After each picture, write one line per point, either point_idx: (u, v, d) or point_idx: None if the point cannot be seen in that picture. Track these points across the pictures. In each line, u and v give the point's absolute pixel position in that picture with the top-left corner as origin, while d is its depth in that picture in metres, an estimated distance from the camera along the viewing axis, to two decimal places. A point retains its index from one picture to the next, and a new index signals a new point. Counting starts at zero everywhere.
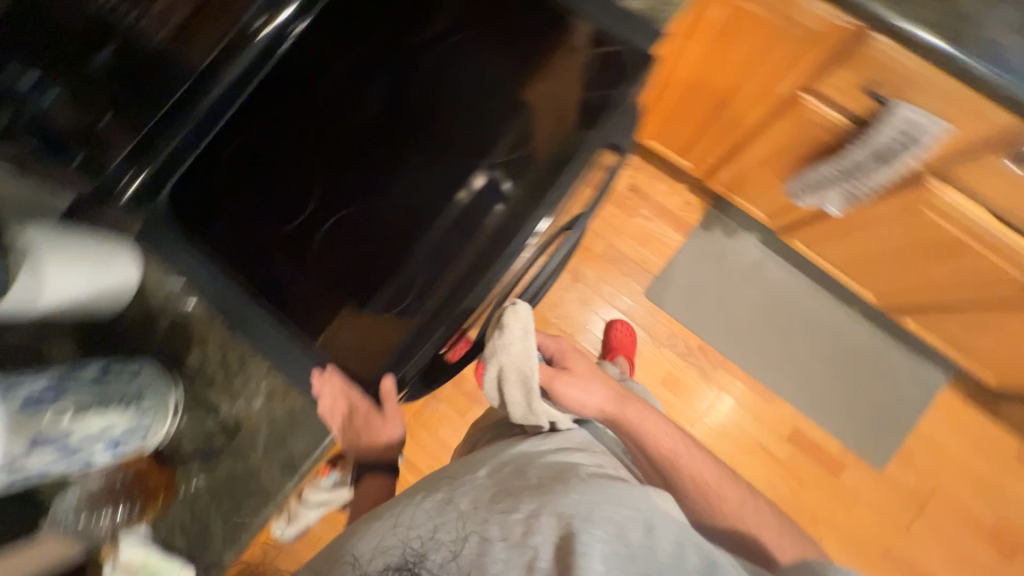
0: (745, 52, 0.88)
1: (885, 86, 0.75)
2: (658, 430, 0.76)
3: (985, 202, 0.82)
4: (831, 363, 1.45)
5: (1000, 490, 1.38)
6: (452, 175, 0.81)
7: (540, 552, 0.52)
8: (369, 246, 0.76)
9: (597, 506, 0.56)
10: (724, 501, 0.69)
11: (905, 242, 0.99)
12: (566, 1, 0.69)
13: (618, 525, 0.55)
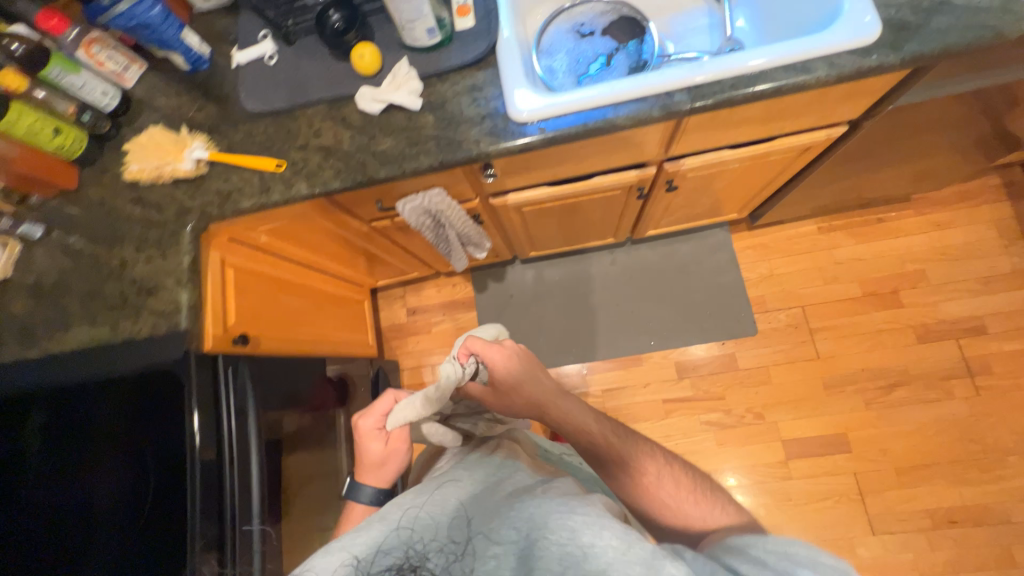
0: (309, 230, 1.00)
1: (385, 197, 0.87)
2: (589, 425, 0.74)
3: (537, 184, 0.93)
4: (650, 292, 1.54)
5: (841, 263, 1.46)
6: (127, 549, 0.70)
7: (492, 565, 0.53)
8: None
9: (575, 515, 0.54)
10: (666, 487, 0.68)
11: (558, 218, 1.10)
12: (132, 286, 0.81)
13: (588, 530, 0.52)
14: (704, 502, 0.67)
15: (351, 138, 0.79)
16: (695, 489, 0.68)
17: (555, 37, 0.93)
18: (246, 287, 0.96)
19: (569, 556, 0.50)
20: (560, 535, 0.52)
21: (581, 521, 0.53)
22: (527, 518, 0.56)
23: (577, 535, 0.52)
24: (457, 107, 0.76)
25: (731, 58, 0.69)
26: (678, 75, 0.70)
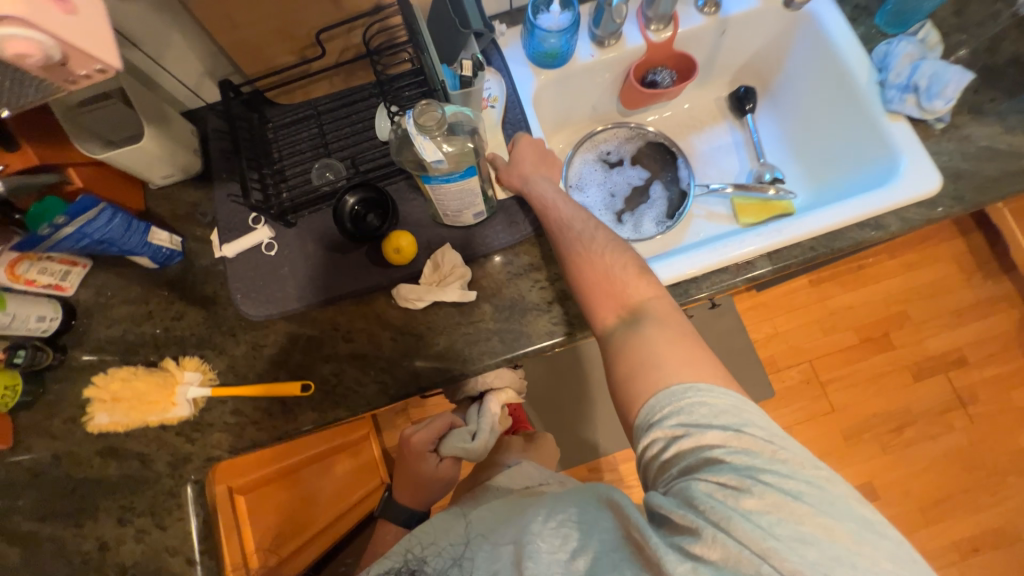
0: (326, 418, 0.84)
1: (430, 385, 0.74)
2: (593, 235, 0.62)
3: None
4: None
5: (837, 312, 1.52)
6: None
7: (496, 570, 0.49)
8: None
9: (541, 524, 0.50)
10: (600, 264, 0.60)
11: None
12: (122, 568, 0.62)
13: (572, 535, 0.48)
14: (641, 284, 0.58)
15: (392, 340, 0.66)
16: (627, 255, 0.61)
17: (583, 169, 0.86)
18: (257, 509, 0.78)
19: (515, 552, 0.49)
20: (522, 533, 0.50)
21: (541, 518, 0.50)
22: (511, 525, 0.53)
23: (530, 521, 0.51)
24: (518, 293, 0.66)
25: (800, 219, 0.67)
26: (749, 241, 0.67)
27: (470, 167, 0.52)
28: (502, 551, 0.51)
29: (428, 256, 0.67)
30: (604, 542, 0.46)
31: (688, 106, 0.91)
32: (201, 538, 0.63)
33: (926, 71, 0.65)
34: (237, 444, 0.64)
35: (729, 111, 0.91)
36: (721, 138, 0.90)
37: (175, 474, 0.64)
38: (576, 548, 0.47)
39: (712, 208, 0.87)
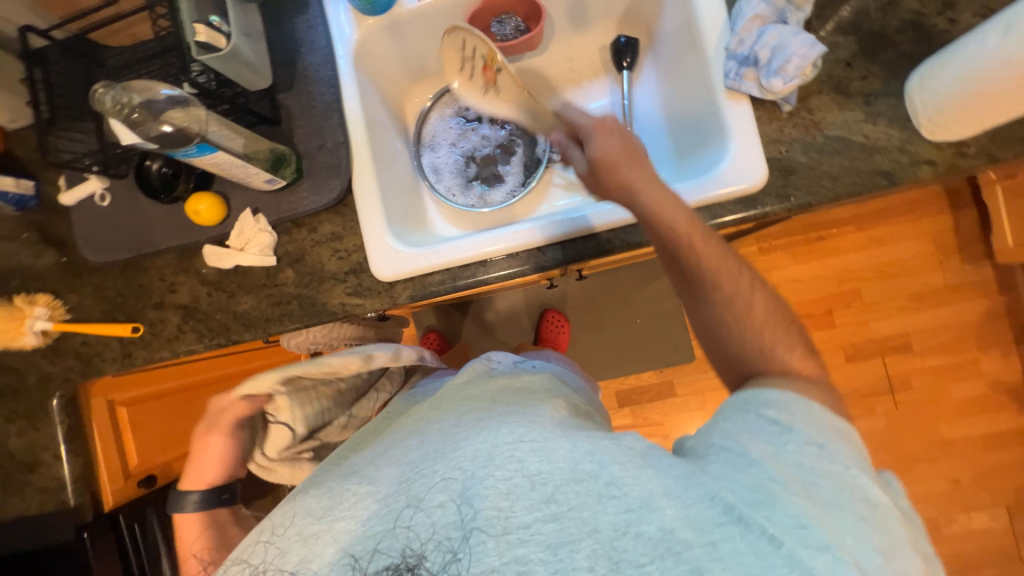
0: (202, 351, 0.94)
1: None
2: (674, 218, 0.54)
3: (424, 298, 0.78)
4: (591, 323, 1.50)
5: (783, 284, 1.43)
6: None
7: (438, 505, 0.43)
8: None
9: (499, 448, 0.46)
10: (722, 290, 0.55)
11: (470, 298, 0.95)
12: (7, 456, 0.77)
13: (530, 459, 0.44)
14: (744, 284, 0.55)
15: (207, 295, 0.72)
16: (773, 321, 0.55)
17: (438, 125, 0.82)
18: (147, 417, 0.92)
19: (464, 478, 0.44)
20: (475, 465, 0.45)
21: (490, 447, 0.46)
22: (452, 448, 0.48)
23: (484, 454, 0.45)
24: (318, 261, 0.69)
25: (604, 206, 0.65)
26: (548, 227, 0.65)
27: (203, 144, 0.53)
28: (451, 481, 0.44)
29: (236, 219, 0.69)
30: (570, 472, 0.43)
31: (566, 56, 0.82)
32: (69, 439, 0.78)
33: (769, 40, 0.56)
34: (86, 370, 0.75)
35: (610, 65, 0.81)
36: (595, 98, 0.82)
37: (41, 389, 0.76)
38: (539, 473, 0.43)
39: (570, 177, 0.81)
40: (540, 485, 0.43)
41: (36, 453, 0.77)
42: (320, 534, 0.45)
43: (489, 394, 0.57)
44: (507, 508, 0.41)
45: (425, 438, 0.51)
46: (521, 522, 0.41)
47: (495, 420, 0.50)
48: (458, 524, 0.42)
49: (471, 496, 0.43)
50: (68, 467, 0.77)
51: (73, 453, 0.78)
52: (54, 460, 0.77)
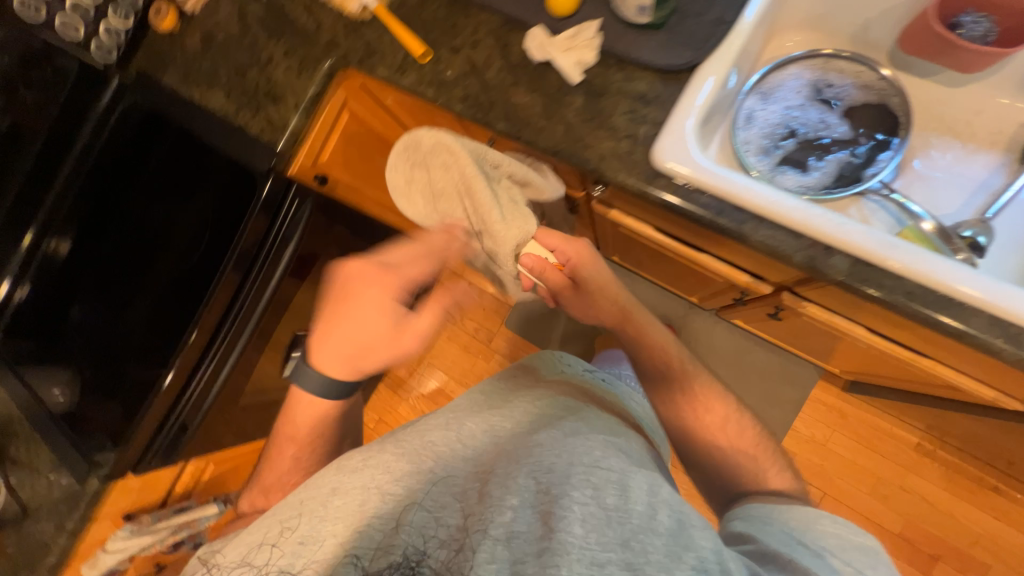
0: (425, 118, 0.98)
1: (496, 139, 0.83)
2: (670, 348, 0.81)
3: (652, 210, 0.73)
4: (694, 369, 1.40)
5: (905, 492, 1.23)
6: (170, 291, 0.90)
7: (516, 512, 0.50)
8: (133, 363, 0.90)
9: (575, 469, 0.54)
10: (700, 418, 0.74)
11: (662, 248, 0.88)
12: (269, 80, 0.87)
13: (606, 494, 0.51)
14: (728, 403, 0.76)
15: (498, 69, 0.73)
16: (763, 444, 0.71)
17: (790, 83, 0.74)
18: (353, 135, 1.00)
19: (539, 493, 0.52)
20: (551, 482, 0.53)
21: (569, 465, 0.55)
22: (527, 457, 0.57)
23: (557, 471, 0.54)
24: (610, 109, 0.66)
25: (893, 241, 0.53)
26: (837, 227, 0.55)
27: None
28: (521, 490, 0.52)
29: (576, 23, 0.68)
30: (647, 524, 0.49)
31: (974, 109, 0.71)
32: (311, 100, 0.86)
33: None
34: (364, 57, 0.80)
35: (1019, 150, 0.70)
36: (969, 169, 0.71)
37: (325, 49, 0.84)
38: (615, 509, 0.50)
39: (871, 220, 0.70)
40: (616, 523, 0.48)
41: (287, 93, 0.86)
42: (390, 499, 0.55)
43: (570, 415, 0.66)
44: (581, 537, 0.47)
45: (490, 443, 0.63)
46: (585, 551, 0.46)
47: (565, 437, 0.60)
48: (525, 529, 0.49)
49: (546, 508, 0.50)
50: (296, 119, 0.86)
51: (306, 113, 0.86)
52: (293, 107, 0.86)
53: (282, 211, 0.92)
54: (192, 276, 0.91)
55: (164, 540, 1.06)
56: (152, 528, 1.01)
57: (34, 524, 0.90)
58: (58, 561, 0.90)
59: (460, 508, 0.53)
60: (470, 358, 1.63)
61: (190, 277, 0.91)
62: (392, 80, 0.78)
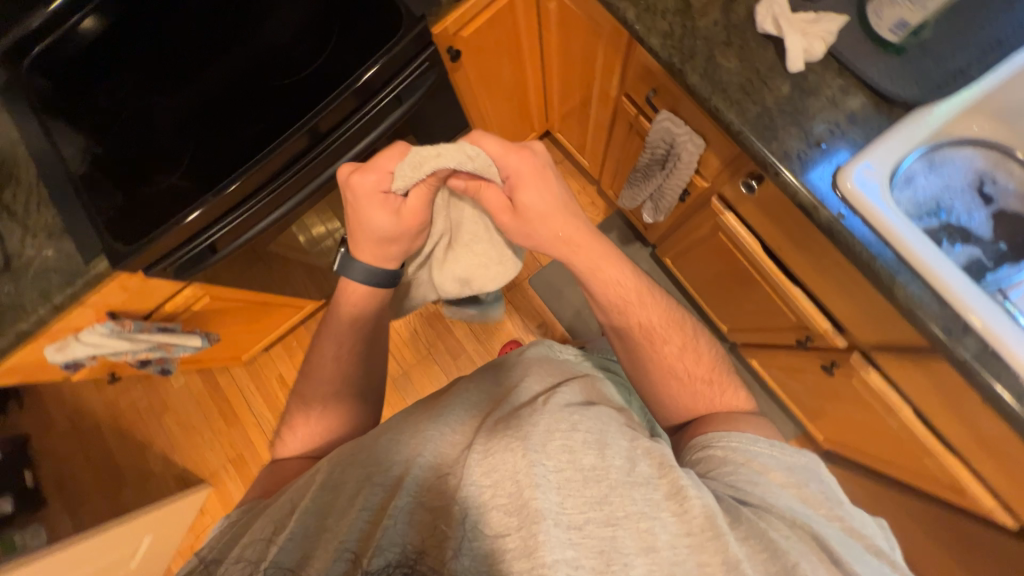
0: (581, 40, 0.91)
1: (662, 92, 0.78)
2: (621, 277, 0.67)
3: (788, 228, 0.72)
4: None
5: None
6: (270, 97, 0.85)
7: (499, 491, 0.44)
8: (199, 163, 0.84)
9: (551, 435, 0.48)
10: (656, 351, 0.67)
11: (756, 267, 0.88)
12: None
13: (584, 456, 0.47)
14: (687, 343, 0.68)
15: (712, 20, 0.67)
16: (716, 372, 0.68)
17: (957, 163, 0.74)
18: (499, 24, 0.92)
19: (514, 467, 0.45)
20: (530, 450, 0.46)
21: (545, 429, 0.48)
22: (497, 427, 0.50)
23: (531, 440, 0.47)
24: (812, 110, 0.63)
25: (993, 307, 0.56)
26: (962, 289, 0.57)
27: None
28: (496, 466, 0.45)
29: (816, 9, 0.64)
30: (624, 482, 0.47)
31: None
32: None
33: None
34: None
35: None
36: None
37: None
38: (591, 469, 0.46)
39: None
40: (594, 484, 0.46)
41: None
42: (380, 489, 0.45)
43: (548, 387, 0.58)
44: (557, 502, 0.44)
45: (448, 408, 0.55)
46: (563, 518, 0.43)
47: (541, 401, 0.54)
48: (507, 501, 0.43)
49: (529, 476, 0.44)
50: None
51: None
52: None
53: (408, 69, 0.83)
54: (292, 99, 0.84)
55: (137, 354, 0.99)
56: (133, 337, 0.93)
57: (11, 283, 0.80)
58: (29, 331, 0.81)
59: (437, 481, 0.45)
60: (484, 299, 1.61)
61: (287, 100, 0.83)
62: None
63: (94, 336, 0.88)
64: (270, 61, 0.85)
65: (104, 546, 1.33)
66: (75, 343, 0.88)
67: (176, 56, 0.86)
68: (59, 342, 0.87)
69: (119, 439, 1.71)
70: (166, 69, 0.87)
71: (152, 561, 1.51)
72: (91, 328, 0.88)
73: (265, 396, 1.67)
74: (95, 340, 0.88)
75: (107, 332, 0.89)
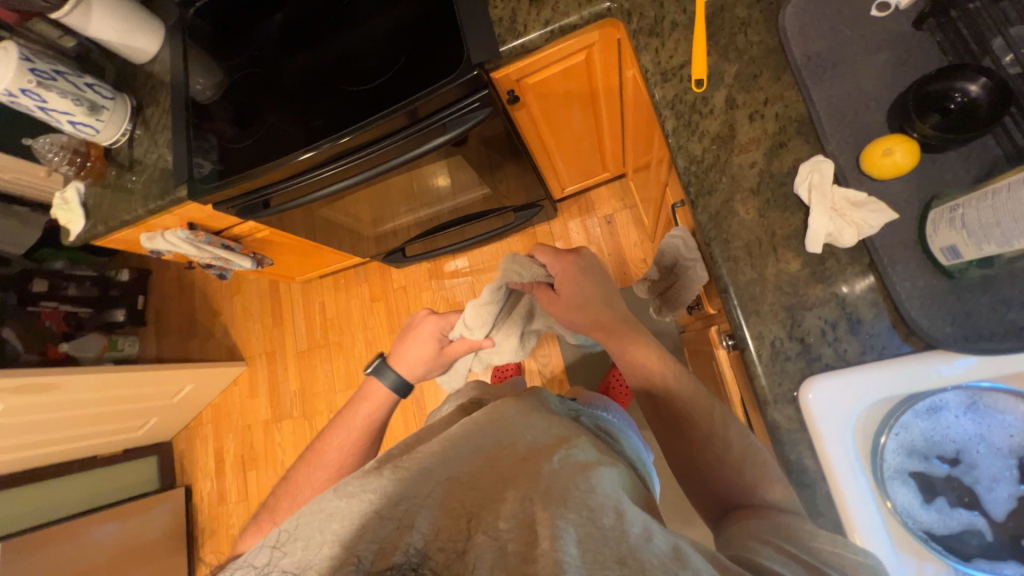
0: (649, 117, 0.86)
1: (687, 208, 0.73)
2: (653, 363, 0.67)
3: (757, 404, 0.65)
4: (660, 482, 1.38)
5: None
6: (340, 92, 0.92)
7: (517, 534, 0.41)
8: (273, 130, 0.96)
9: (574, 491, 0.45)
10: (685, 440, 0.61)
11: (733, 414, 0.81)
12: None
13: (604, 514, 0.43)
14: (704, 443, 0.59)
15: (751, 162, 0.60)
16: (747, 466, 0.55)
17: (1009, 420, 0.59)
18: (572, 75, 0.90)
19: (535, 512, 0.42)
20: (549, 496, 0.44)
21: (564, 482, 0.46)
22: (519, 478, 0.48)
23: (553, 488, 0.45)
24: (812, 300, 0.56)
25: None
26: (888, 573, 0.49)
27: None
28: (520, 507, 0.44)
29: (869, 191, 0.54)
30: (646, 547, 0.40)
31: None
32: (562, 27, 0.75)
33: None
34: (645, 31, 0.69)
35: None
36: None
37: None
38: (611, 528, 0.41)
39: None
40: (613, 544, 0.40)
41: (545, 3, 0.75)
42: (389, 521, 0.45)
43: (558, 444, 0.56)
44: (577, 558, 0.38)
45: (459, 449, 0.55)
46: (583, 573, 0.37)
47: (562, 458, 0.52)
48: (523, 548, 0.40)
49: (544, 517, 0.41)
50: (535, 31, 0.76)
51: (546, 32, 0.76)
52: (542, 18, 0.75)
53: (461, 104, 0.84)
54: (354, 97, 0.90)
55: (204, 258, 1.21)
56: (201, 246, 1.15)
57: (131, 181, 1.04)
58: (130, 220, 1.05)
59: (447, 511, 0.46)
60: None
61: (350, 98, 0.90)
62: (650, 80, 0.67)
63: (174, 239, 1.12)
64: (355, 57, 0.92)
65: (157, 381, 1.70)
66: (158, 239, 1.12)
67: (294, 34, 1.00)
68: (150, 235, 1.12)
69: (203, 301, 2.13)
70: (283, 42, 1.00)
71: (189, 403, 1.91)
72: (173, 233, 1.11)
73: (307, 314, 1.93)
74: (175, 243, 1.12)
75: (185, 241, 1.11)
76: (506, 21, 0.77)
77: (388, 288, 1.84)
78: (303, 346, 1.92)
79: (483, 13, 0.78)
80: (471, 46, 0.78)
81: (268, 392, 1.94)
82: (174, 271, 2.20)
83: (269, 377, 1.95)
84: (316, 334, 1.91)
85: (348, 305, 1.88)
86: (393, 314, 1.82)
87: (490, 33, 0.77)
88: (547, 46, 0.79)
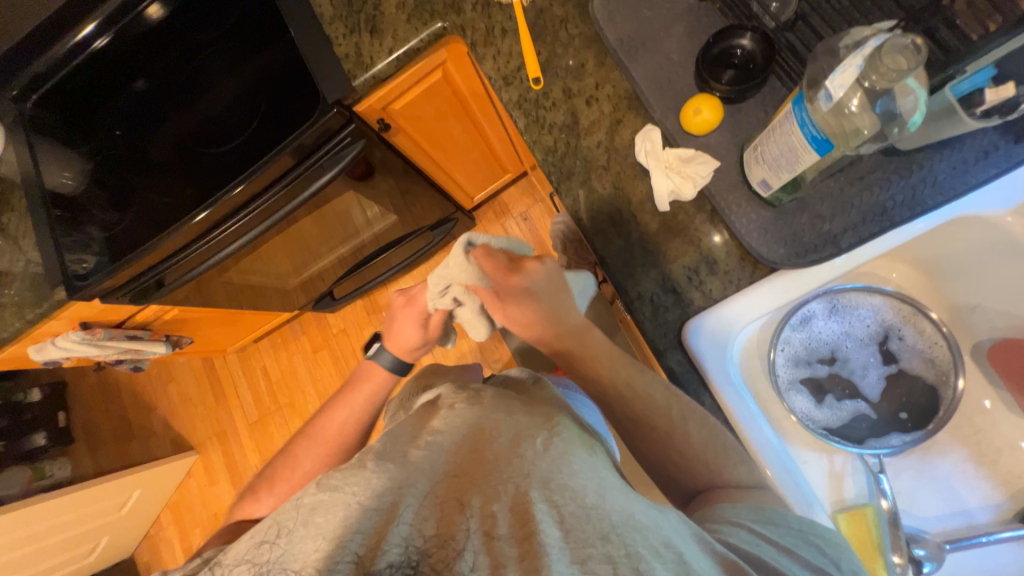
0: None
1: None
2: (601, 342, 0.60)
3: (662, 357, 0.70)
4: None
5: None
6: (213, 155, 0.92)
7: (500, 520, 0.40)
8: (148, 208, 0.93)
9: (556, 473, 0.43)
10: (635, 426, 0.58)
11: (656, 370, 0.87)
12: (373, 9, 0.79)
13: (584, 492, 0.42)
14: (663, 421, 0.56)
15: (597, 142, 0.66)
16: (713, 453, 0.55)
17: (864, 312, 0.67)
18: (436, 91, 0.93)
19: (514, 502, 0.41)
20: (533, 484, 0.42)
21: (546, 464, 0.43)
22: (504, 466, 0.44)
23: (533, 475, 0.42)
24: (674, 254, 0.61)
25: None
26: (778, 475, 0.59)
27: (796, 95, 0.44)
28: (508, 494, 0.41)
29: (694, 148, 0.60)
30: (627, 521, 0.40)
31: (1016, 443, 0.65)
32: (407, 52, 0.78)
33: None
34: (481, 42, 0.73)
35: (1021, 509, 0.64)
36: (971, 491, 0.66)
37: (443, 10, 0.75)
38: (595, 506, 0.41)
39: (845, 480, 0.67)
40: (596, 522, 0.39)
41: (384, 34, 0.78)
42: (375, 514, 0.41)
43: (540, 425, 0.50)
44: (560, 540, 0.38)
45: (434, 432, 0.50)
46: (566, 555, 0.37)
47: (544, 436, 0.47)
48: (512, 531, 0.39)
49: (529, 511, 0.40)
50: (382, 61, 0.78)
51: (393, 60, 0.78)
52: (386, 48, 0.78)
53: (333, 143, 0.84)
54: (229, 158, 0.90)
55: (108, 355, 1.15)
56: (101, 344, 1.08)
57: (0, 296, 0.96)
58: (9, 337, 0.97)
59: (436, 503, 0.43)
60: None
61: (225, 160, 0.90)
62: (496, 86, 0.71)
63: (67, 342, 1.04)
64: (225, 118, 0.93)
65: (97, 498, 1.56)
66: (50, 347, 1.05)
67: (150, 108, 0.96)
68: (37, 347, 1.05)
69: (134, 398, 1.98)
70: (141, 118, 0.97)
71: (142, 511, 1.76)
72: (65, 337, 1.04)
73: (250, 383, 1.84)
74: (68, 348, 1.05)
75: (82, 343, 1.05)
76: (352, 57, 0.79)
77: (328, 335, 1.79)
78: (254, 417, 1.83)
79: (328, 53, 0.79)
80: (324, 86, 0.79)
81: (227, 474, 1.83)
82: (93, 375, 2.03)
83: (225, 459, 1.84)
84: (265, 400, 1.82)
85: (292, 362, 1.81)
86: (340, 359, 1.78)
87: (340, 71, 0.79)
88: (399, 72, 0.81)
